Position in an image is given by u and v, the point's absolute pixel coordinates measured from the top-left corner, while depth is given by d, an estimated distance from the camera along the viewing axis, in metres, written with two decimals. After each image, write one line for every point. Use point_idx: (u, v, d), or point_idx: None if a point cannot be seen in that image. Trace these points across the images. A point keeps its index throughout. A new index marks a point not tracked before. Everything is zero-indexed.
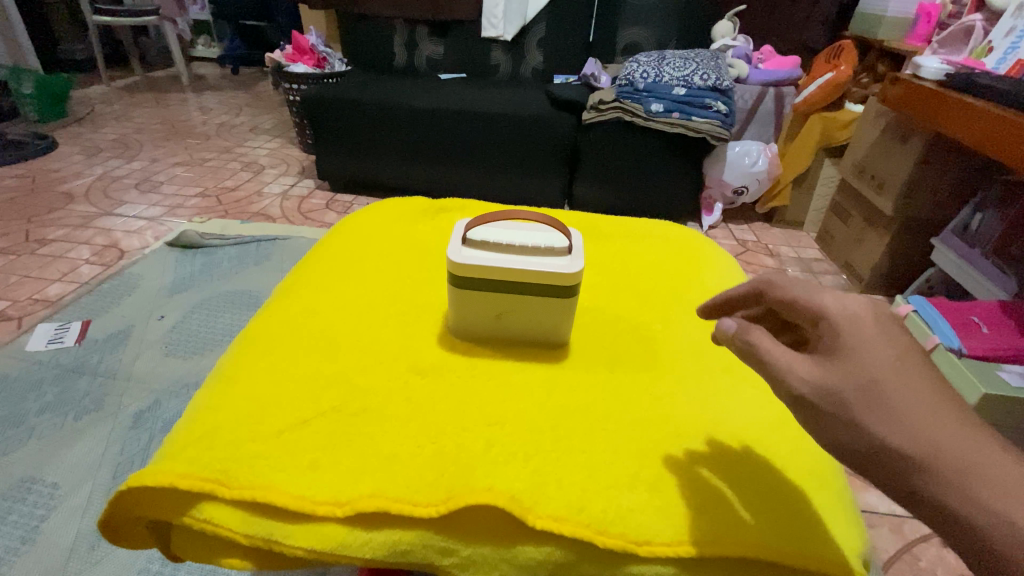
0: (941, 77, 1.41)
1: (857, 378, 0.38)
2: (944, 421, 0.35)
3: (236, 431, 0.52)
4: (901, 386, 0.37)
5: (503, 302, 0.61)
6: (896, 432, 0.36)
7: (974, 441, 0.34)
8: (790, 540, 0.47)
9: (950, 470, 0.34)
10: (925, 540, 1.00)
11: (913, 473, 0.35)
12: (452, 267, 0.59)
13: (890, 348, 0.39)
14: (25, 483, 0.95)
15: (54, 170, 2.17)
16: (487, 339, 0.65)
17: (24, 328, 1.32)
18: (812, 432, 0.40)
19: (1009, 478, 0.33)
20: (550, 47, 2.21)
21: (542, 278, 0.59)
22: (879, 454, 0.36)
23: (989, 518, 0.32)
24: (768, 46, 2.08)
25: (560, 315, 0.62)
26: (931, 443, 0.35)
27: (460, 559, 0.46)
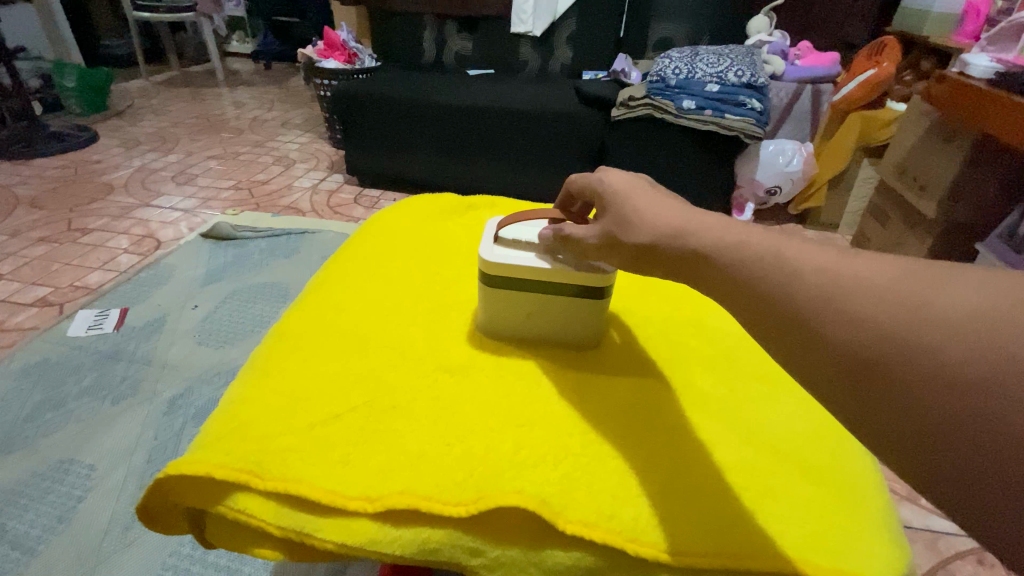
0: (991, 75, 1.35)
1: (610, 213, 0.49)
2: (664, 210, 0.45)
3: (270, 424, 0.53)
4: (632, 198, 0.48)
5: (535, 303, 0.61)
6: (636, 230, 0.45)
7: (674, 207, 0.45)
8: (830, 556, 0.45)
9: (663, 232, 0.43)
10: (961, 558, 0.98)
11: (658, 255, 0.43)
12: (483, 266, 0.60)
13: (622, 179, 0.50)
14: (64, 464, 0.99)
15: (96, 162, 2.26)
16: (517, 339, 0.64)
17: (66, 313, 1.37)
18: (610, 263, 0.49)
19: (704, 228, 0.41)
20: (580, 42, 2.18)
21: (578, 279, 0.58)
22: (638, 255, 0.45)
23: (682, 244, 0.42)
24: (805, 42, 2.02)
25: (593, 316, 0.61)
26: (659, 227, 0.44)
27: (487, 560, 0.46)
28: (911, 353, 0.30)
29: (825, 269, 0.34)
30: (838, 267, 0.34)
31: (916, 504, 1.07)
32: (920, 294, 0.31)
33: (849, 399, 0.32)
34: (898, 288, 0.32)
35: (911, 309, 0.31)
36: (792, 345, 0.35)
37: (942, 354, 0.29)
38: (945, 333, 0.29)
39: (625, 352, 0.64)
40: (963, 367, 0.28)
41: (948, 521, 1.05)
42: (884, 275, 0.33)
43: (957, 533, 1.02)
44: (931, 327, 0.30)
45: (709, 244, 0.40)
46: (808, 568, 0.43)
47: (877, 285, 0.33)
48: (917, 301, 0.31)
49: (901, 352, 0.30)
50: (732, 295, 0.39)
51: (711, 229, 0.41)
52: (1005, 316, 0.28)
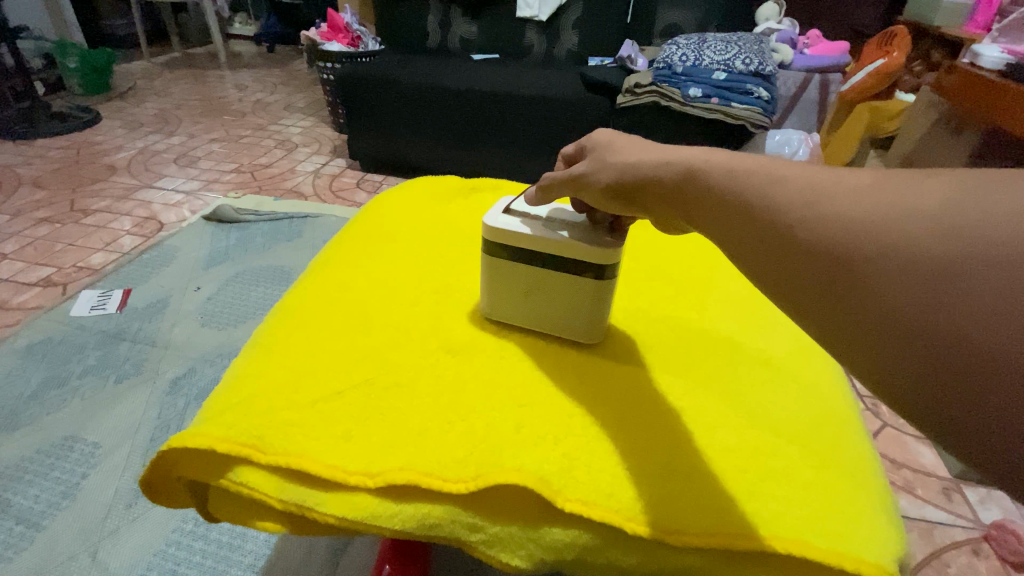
0: (1001, 67, 1.33)
1: (594, 155, 0.49)
2: (653, 149, 0.44)
3: (274, 399, 0.53)
4: (621, 143, 0.48)
5: (533, 280, 0.59)
6: (613, 168, 0.46)
7: (658, 147, 0.44)
8: (828, 538, 0.45)
9: (642, 162, 0.43)
10: (956, 548, 1.00)
11: (639, 190, 0.43)
12: (487, 233, 0.59)
13: (608, 133, 0.51)
14: (68, 441, 1.00)
15: (98, 143, 2.25)
16: (515, 320, 0.63)
17: (69, 294, 1.38)
18: (589, 199, 0.50)
19: (686, 154, 0.39)
20: (586, 28, 2.15)
21: (578, 251, 0.56)
22: (621, 193, 0.45)
23: (660, 166, 0.41)
24: (814, 30, 1.99)
25: (595, 299, 0.59)
26: (642, 157, 0.43)
27: (486, 536, 0.46)
28: (880, 245, 0.26)
29: (799, 177, 0.31)
30: (813, 176, 0.31)
31: (912, 495, 1.09)
32: (894, 192, 0.28)
33: (816, 306, 0.29)
34: (874, 186, 0.28)
35: (883, 206, 0.27)
36: (760, 251, 0.32)
37: (910, 245, 0.26)
38: (914, 224, 0.26)
39: (614, 339, 0.63)
40: (937, 255, 0.25)
41: (944, 511, 1.06)
42: (861, 176, 0.29)
43: (952, 523, 1.04)
44: (906, 220, 0.26)
45: (687, 170, 0.38)
46: (804, 550, 0.44)
47: (853, 187, 0.29)
48: (888, 197, 0.27)
49: (871, 249, 0.27)
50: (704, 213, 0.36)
51: (693, 154, 0.39)
52: (981, 204, 0.25)
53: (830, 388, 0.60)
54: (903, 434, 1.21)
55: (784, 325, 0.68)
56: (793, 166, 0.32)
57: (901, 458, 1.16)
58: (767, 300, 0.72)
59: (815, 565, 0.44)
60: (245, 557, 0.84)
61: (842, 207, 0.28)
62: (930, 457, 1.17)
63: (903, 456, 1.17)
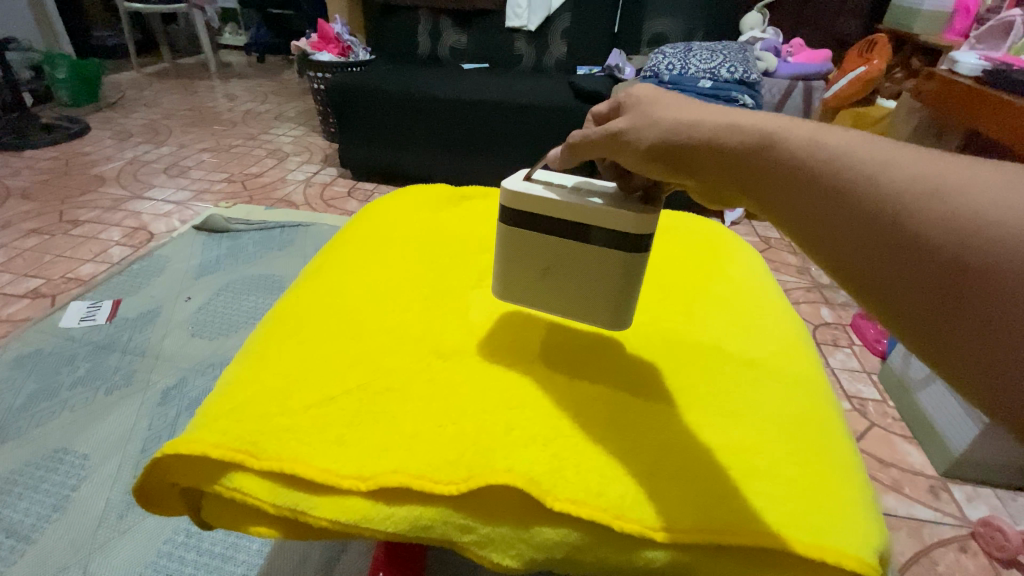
0: (978, 74, 1.36)
1: (635, 112, 0.45)
2: (711, 111, 0.41)
3: (267, 405, 0.54)
4: (668, 101, 0.44)
5: (553, 254, 0.56)
6: (662, 128, 0.42)
7: (717, 109, 0.42)
8: (811, 533, 0.46)
9: (702, 126, 0.40)
10: (944, 545, 1.02)
11: (694, 156, 0.40)
12: (509, 200, 0.55)
13: (649, 89, 0.47)
14: (58, 453, 1.00)
15: (87, 153, 2.24)
16: (533, 300, 0.59)
17: (58, 305, 1.37)
18: (623, 161, 0.46)
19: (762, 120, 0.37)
20: (574, 37, 2.19)
21: (609, 220, 0.52)
22: (671, 156, 0.42)
23: (728, 133, 0.38)
24: (797, 38, 2.02)
25: (626, 275, 0.55)
26: (700, 120, 0.40)
27: (478, 537, 0.47)
28: (1005, 248, 0.28)
29: (908, 168, 0.32)
30: (926, 169, 0.31)
31: (900, 494, 1.11)
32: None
33: (917, 302, 0.30)
34: (1000, 188, 0.29)
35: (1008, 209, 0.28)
36: (846, 234, 0.33)
37: None
38: None
39: (599, 342, 0.65)
40: None
41: (932, 509, 1.08)
42: (984, 176, 0.30)
43: (939, 521, 1.06)
44: None
45: (765, 140, 0.37)
46: (790, 544, 0.45)
47: (975, 186, 0.30)
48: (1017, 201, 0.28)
49: (996, 251, 0.28)
50: (786, 194, 0.36)
51: (768, 122, 0.37)
52: None
53: (813, 385, 0.62)
54: (890, 434, 1.23)
55: (769, 326, 0.70)
56: (903, 155, 0.33)
57: (889, 458, 1.18)
58: (751, 303, 0.74)
59: (802, 560, 0.46)
60: (238, 567, 0.84)
61: (950, 199, 0.30)
62: (918, 456, 1.20)
63: (891, 455, 1.19)
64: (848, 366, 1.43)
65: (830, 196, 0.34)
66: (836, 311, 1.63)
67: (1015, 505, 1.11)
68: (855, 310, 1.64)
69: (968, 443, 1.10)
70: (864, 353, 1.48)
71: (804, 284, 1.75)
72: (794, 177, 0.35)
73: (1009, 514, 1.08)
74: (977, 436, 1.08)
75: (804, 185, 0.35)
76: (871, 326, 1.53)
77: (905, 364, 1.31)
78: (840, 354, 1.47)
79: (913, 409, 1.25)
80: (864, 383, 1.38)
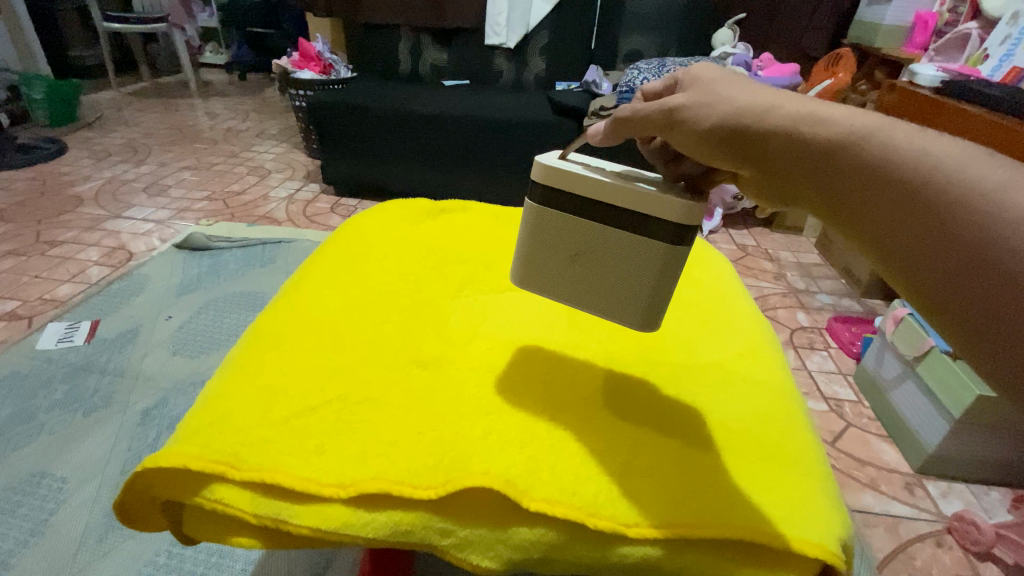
0: (937, 83, 1.44)
1: (701, 93, 0.47)
2: (784, 99, 0.42)
3: (249, 417, 0.55)
4: (737, 85, 0.46)
5: (587, 239, 0.55)
6: (724, 111, 0.44)
7: (790, 96, 0.43)
8: (779, 524, 0.48)
9: (773, 113, 0.41)
10: (920, 540, 1.05)
11: (752, 142, 0.43)
12: (549, 178, 0.54)
13: (718, 72, 0.49)
14: (35, 477, 0.98)
15: (64, 173, 2.22)
16: (558, 289, 0.58)
17: (35, 327, 1.35)
18: (680, 142, 0.48)
19: (834, 114, 0.39)
20: (552, 54, 2.25)
21: (652, 206, 0.51)
22: (728, 139, 0.44)
23: (802, 122, 0.40)
24: (767, 54, 2.08)
25: (668, 269, 0.53)
26: (772, 107, 0.42)
27: (457, 539, 0.48)
28: None
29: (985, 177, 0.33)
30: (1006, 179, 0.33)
31: (877, 491, 1.14)
32: None
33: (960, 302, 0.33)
34: None
35: None
36: (893, 229, 0.36)
37: None
38: None
39: (569, 343, 0.67)
40: None
41: (909, 506, 1.11)
42: None
43: (916, 517, 1.09)
44: None
45: (832, 131, 0.38)
46: (767, 537, 0.47)
47: None
48: None
49: None
50: (851, 187, 0.38)
51: (841, 116, 0.39)
52: None
53: (779, 384, 0.65)
54: (866, 434, 1.27)
55: (736, 328, 0.73)
56: (982, 163, 0.34)
57: (865, 457, 1.22)
58: (719, 307, 0.77)
59: (774, 550, 0.47)
60: None
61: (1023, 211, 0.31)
62: (893, 454, 1.23)
63: (867, 454, 1.22)
64: (825, 368, 1.47)
65: (898, 193, 0.35)
66: (812, 315, 1.68)
67: (988, 499, 1.14)
68: (830, 314, 1.69)
69: (939, 440, 1.14)
70: (840, 355, 1.52)
71: (781, 290, 1.80)
72: (862, 171, 0.37)
73: (983, 508, 1.12)
74: (948, 432, 1.12)
75: (870, 182, 0.37)
76: (845, 329, 1.58)
77: (878, 364, 1.35)
78: (817, 356, 1.51)
79: (887, 408, 1.29)
80: (840, 384, 1.42)
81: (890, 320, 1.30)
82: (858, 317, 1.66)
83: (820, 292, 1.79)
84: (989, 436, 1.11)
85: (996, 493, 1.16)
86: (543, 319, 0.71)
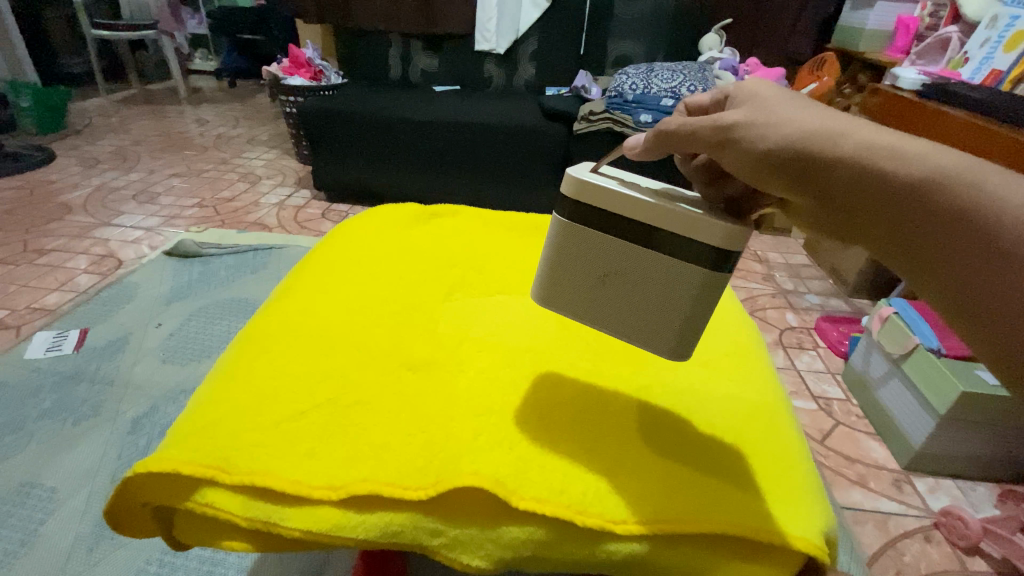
0: (918, 86, 1.47)
1: (759, 111, 0.44)
2: (856, 128, 0.41)
3: (239, 422, 0.55)
4: (797, 107, 0.44)
5: (618, 259, 0.52)
6: (791, 134, 0.42)
7: (858, 123, 0.42)
8: (771, 523, 0.49)
9: (847, 141, 0.40)
10: (909, 536, 1.06)
11: (820, 170, 0.41)
12: (579, 192, 0.52)
13: (772, 90, 0.47)
14: (25, 487, 0.97)
15: (52, 181, 2.20)
16: (583, 310, 0.55)
17: (23, 336, 1.34)
18: (732, 161, 0.45)
19: (916, 149, 0.39)
20: (542, 60, 2.27)
21: (691, 227, 0.48)
22: (792, 166, 0.42)
23: (881, 155, 0.39)
24: (753, 58, 2.11)
25: (707, 295, 0.50)
26: (845, 135, 0.41)
27: (448, 539, 0.49)
28: None
29: None
30: None
31: (866, 488, 1.16)
32: None
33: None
34: None
35: None
36: (971, 273, 0.36)
37: None
38: None
39: (555, 344, 0.68)
40: None
41: (897, 502, 1.13)
42: None
43: (904, 513, 1.11)
44: None
45: (914, 169, 0.38)
46: (758, 534, 0.47)
47: None
48: None
49: None
50: (928, 227, 0.38)
51: (923, 151, 0.38)
52: None
53: (763, 383, 0.66)
54: (855, 432, 1.29)
55: (722, 329, 0.75)
56: None
57: (854, 454, 1.23)
58: None
59: (771, 548, 0.49)
60: None
61: None
62: (881, 451, 1.25)
63: (855, 452, 1.24)
64: (814, 367, 1.49)
65: (978, 237, 0.36)
66: (801, 315, 1.70)
67: (975, 495, 1.16)
68: (818, 314, 1.71)
69: (926, 436, 1.16)
70: (828, 354, 1.54)
71: (770, 290, 1.82)
72: (942, 213, 0.37)
73: (970, 503, 1.14)
74: (934, 429, 1.14)
75: (950, 225, 0.37)
76: (833, 329, 1.60)
77: (866, 363, 1.37)
78: (806, 356, 1.53)
79: (875, 406, 1.31)
80: (829, 384, 1.43)
81: (877, 319, 1.33)
82: (845, 316, 1.69)
83: (808, 293, 1.82)
84: (974, 431, 1.13)
85: (983, 488, 1.18)
86: (531, 321, 0.71)
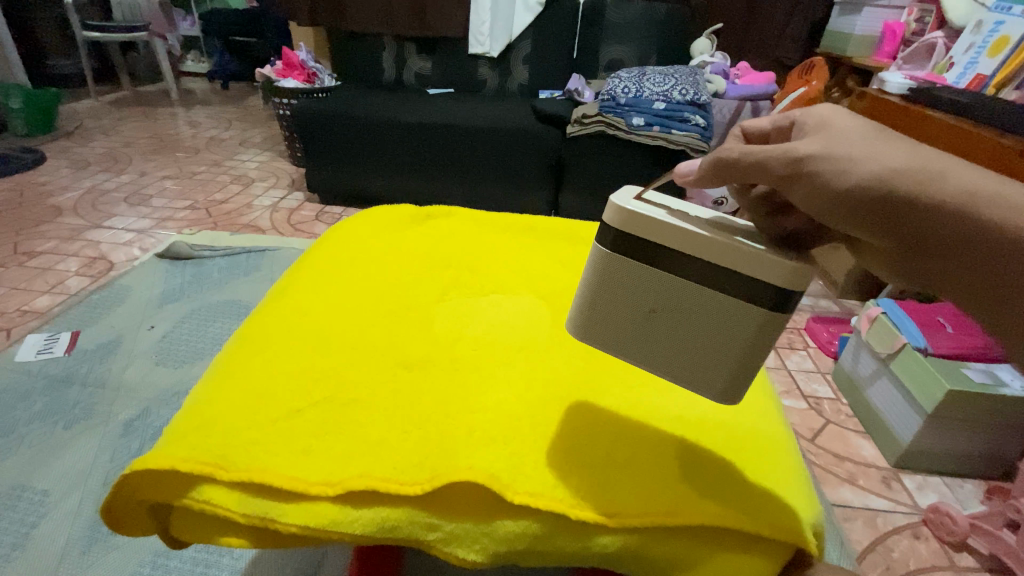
0: (904, 91, 1.49)
1: (837, 144, 0.40)
2: (952, 170, 0.37)
3: (237, 420, 0.56)
4: (882, 140, 0.40)
5: (669, 295, 0.48)
6: (877, 174, 0.38)
7: (953, 163, 0.38)
8: (769, 525, 0.49)
9: (945, 185, 0.37)
10: (898, 532, 1.08)
11: (911, 217, 0.37)
12: (625, 222, 0.48)
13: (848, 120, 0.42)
14: (16, 490, 0.97)
15: (42, 183, 2.19)
16: (627, 348, 0.52)
17: (13, 339, 1.33)
18: (803, 198, 0.41)
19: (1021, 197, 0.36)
20: (535, 63, 2.28)
21: (752, 263, 0.45)
22: (878, 209, 0.38)
23: (980, 204, 0.36)
24: (743, 62, 2.15)
25: (765, 333, 0.47)
26: (941, 179, 0.37)
27: (443, 534, 0.50)
28: None
29: None
30: None
31: (856, 486, 1.17)
32: None
33: None
34: None
35: None
36: None
37: None
38: None
39: (546, 341, 0.69)
40: None
41: (885, 499, 1.15)
42: None
43: (893, 510, 1.12)
44: None
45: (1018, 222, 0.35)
46: (745, 526, 0.49)
47: None
48: None
49: None
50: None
51: None
52: None
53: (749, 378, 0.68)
54: (845, 430, 1.30)
55: None
56: None
57: (844, 453, 1.25)
58: None
59: (758, 540, 0.50)
60: None
61: None
62: (871, 449, 1.27)
63: (845, 450, 1.26)
64: (804, 367, 1.51)
65: None
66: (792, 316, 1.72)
67: (962, 492, 1.18)
68: (808, 315, 1.73)
69: (913, 434, 1.18)
70: (818, 354, 1.56)
71: None
72: None
73: (957, 500, 1.16)
74: (922, 426, 1.16)
75: None
76: (823, 329, 1.62)
77: (855, 362, 1.39)
78: (797, 356, 1.55)
79: (864, 405, 1.33)
80: (819, 383, 1.45)
81: (865, 319, 1.35)
82: (836, 317, 1.71)
83: None
84: (960, 429, 1.15)
85: (970, 485, 1.20)
86: (523, 319, 0.72)
